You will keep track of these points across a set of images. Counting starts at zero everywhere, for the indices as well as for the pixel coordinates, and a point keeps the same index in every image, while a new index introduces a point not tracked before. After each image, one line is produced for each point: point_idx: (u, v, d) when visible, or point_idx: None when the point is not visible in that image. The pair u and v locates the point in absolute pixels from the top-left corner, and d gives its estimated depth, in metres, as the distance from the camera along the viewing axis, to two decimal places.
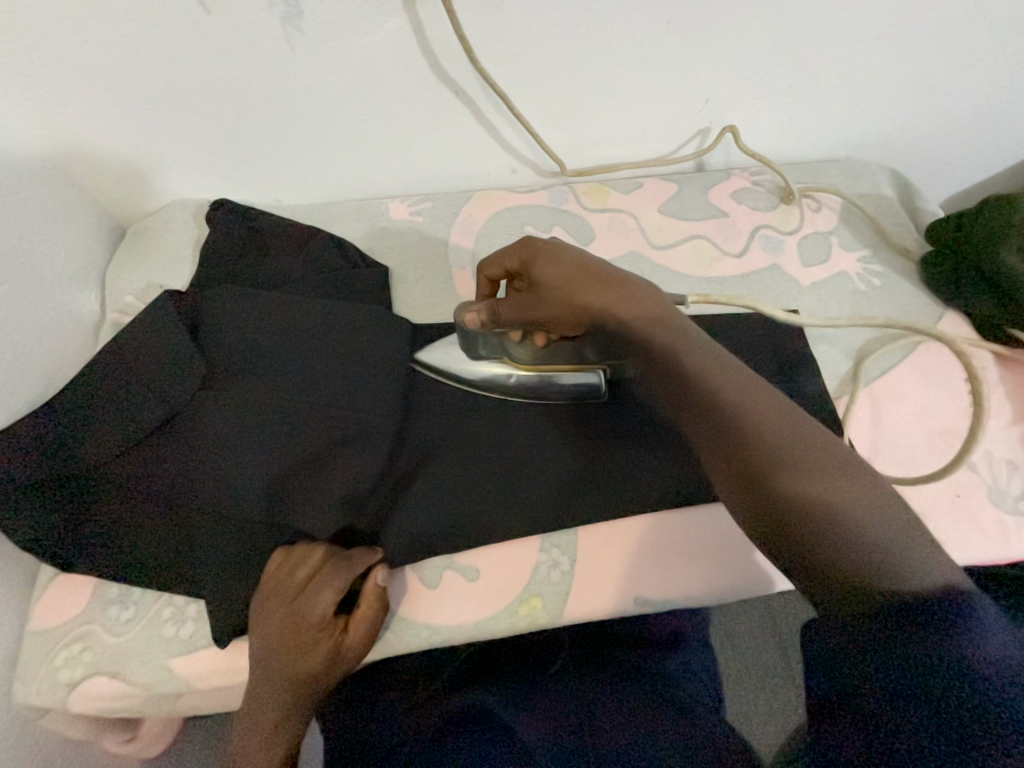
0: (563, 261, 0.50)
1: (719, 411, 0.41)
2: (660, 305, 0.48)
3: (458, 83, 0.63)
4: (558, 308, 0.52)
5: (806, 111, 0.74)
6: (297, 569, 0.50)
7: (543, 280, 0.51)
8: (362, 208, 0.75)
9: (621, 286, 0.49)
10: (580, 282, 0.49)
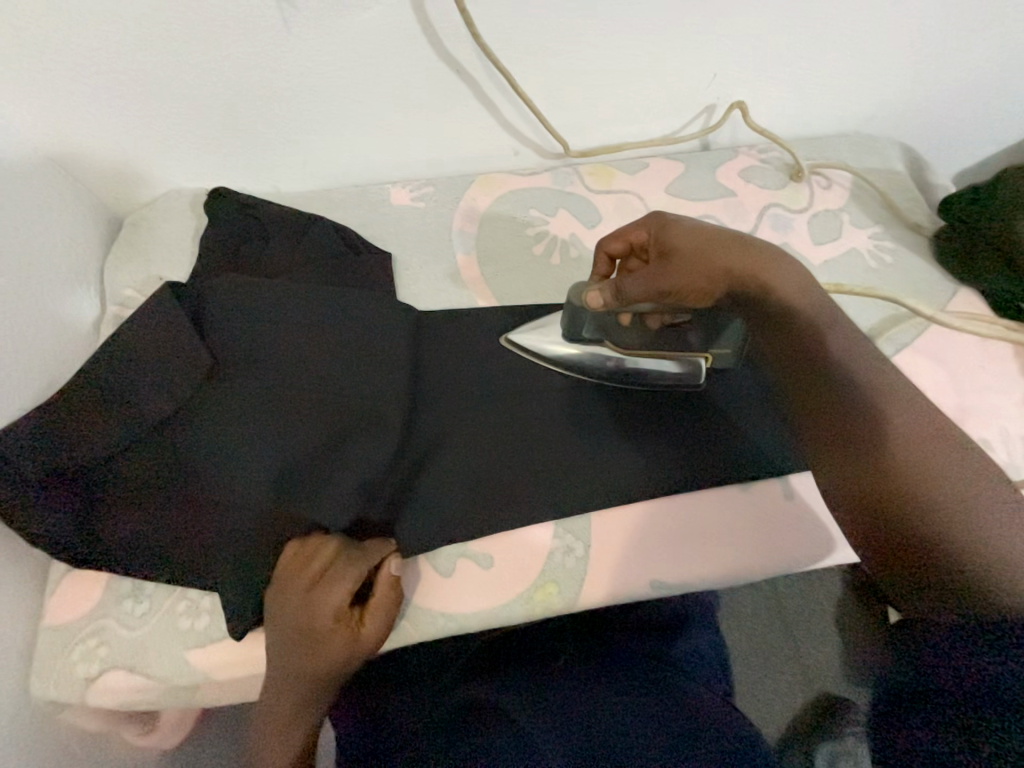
0: (706, 232, 0.50)
1: (860, 393, 0.42)
2: (808, 287, 0.46)
3: (458, 62, 0.61)
4: (693, 281, 0.50)
5: (816, 84, 0.72)
6: (312, 562, 0.49)
7: (675, 251, 0.51)
8: (362, 194, 0.73)
9: (769, 259, 0.47)
10: (721, 253, 0.48)
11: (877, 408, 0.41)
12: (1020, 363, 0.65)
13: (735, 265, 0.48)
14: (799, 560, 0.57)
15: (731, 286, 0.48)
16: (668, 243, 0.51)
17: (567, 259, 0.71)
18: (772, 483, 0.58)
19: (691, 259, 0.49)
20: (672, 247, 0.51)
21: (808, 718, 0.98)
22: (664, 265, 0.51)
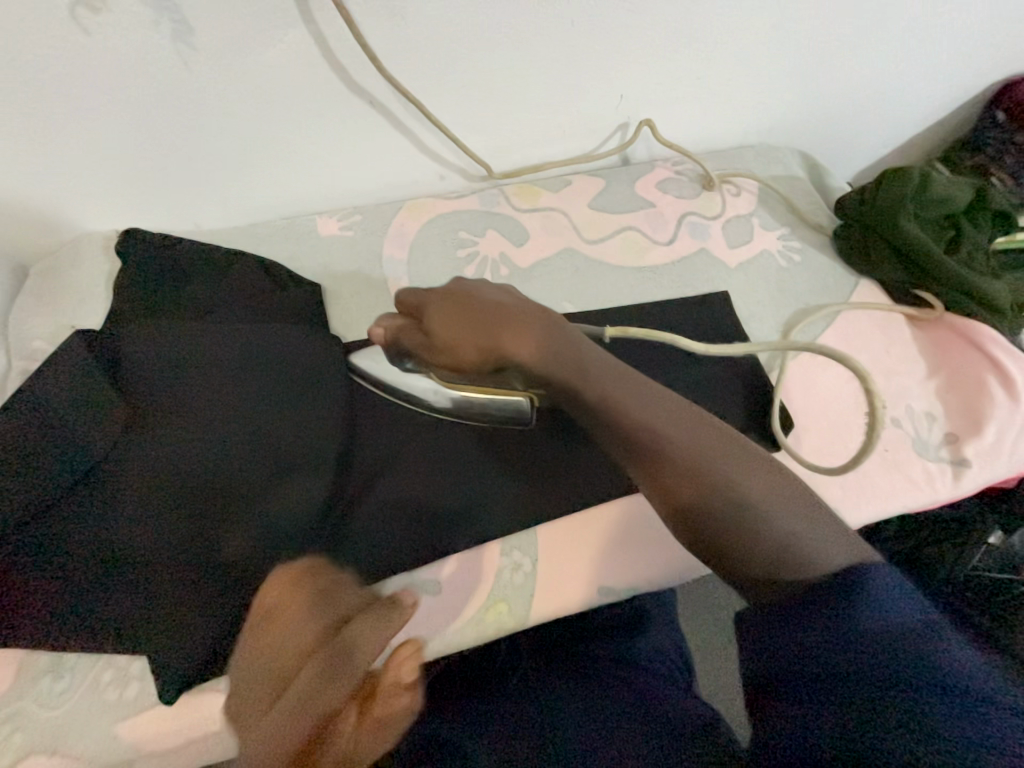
0: (461, 313, 0.46)
1: (647, 454, 0.42)
2: (546, 333, 0.46)
3: (371, 94, 0.62)
4: (456, 355, 0.47)
5: (717, 100, 0.77)
6: (313, 604, 0.37)
7: (439, 336, 0.47)
8: (288, 227, 0.73)
9: (512, 321, 0.46)
10: (462, 329, 0.46)
11: (672, 465, 0.41)
12: (920, 344, 0.70)
13: (480, 339, 0.46)
14: None
15: (515, 358, 0.46)
16: (427, 320, 0.47)
17: (498, 279, 0.72)
18: None
19: (461, 343, 0.46)
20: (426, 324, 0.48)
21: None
22: (433, 346, 0.48)
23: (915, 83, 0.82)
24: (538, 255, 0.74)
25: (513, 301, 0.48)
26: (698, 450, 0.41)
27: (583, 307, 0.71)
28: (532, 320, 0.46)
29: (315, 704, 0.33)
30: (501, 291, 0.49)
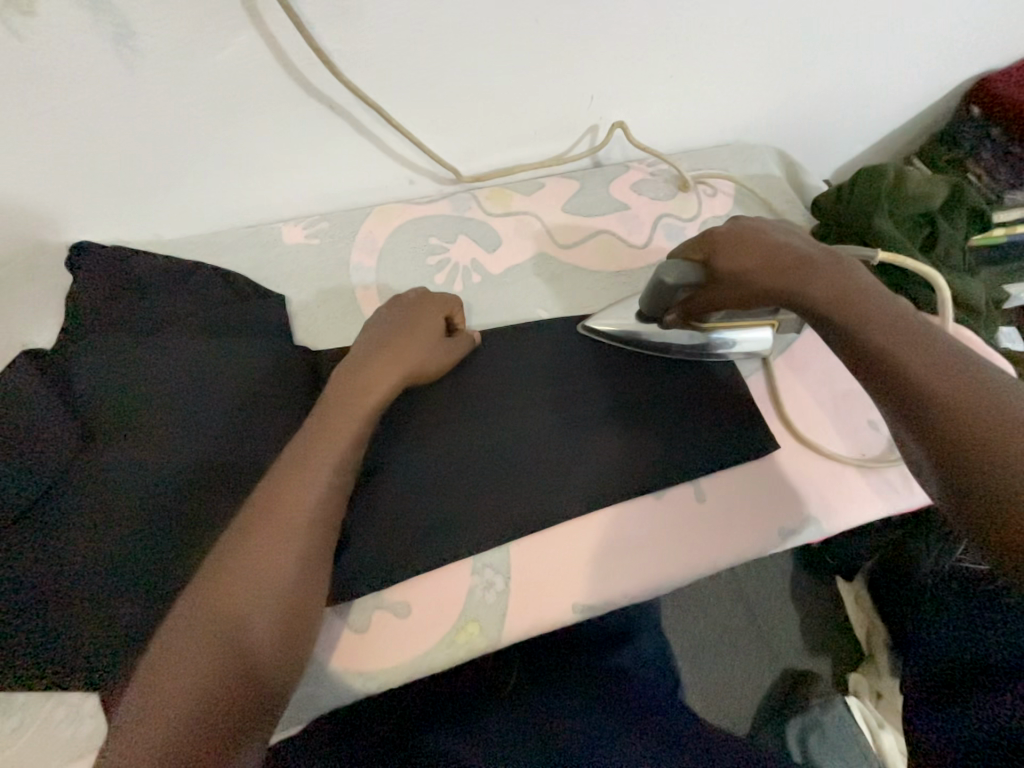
0: (757, 244, 0.55)
1: (885, 366, 0.45)
2: (838, 272, 0.51)
3: (330, 97, 0.60)
4: (747, 292, 0.55)
5: (691, 99, 0.76)
6: (387, 310, 0.61)
7: (735, 266, 0.55)
8: (252, 235, 0.70)
9: (802, 263, 0.52)
10: (767, 269, 0.53)
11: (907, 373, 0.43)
12: None
13: (774, 276, 0.53)
14: (724, 562, 0.57)
15: (776, 286, 0.53)
16: (723, 255, 0.56)
17: (471, 285, 0.71)
18: (683, 488, 0.59)
19: (748, 273, 0.55)
20: (717, 267, 0.56)
21: (775, 699, 1.01)
22: (710, 284, 0.57)
23: (891, 79, 0.82)
24: (511, 260, 0.73)
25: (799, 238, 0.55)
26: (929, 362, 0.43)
27: (557, 312, 0.70)
28: (805, 250, 0.53)
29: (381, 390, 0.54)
30: (783, 228, 0.57)
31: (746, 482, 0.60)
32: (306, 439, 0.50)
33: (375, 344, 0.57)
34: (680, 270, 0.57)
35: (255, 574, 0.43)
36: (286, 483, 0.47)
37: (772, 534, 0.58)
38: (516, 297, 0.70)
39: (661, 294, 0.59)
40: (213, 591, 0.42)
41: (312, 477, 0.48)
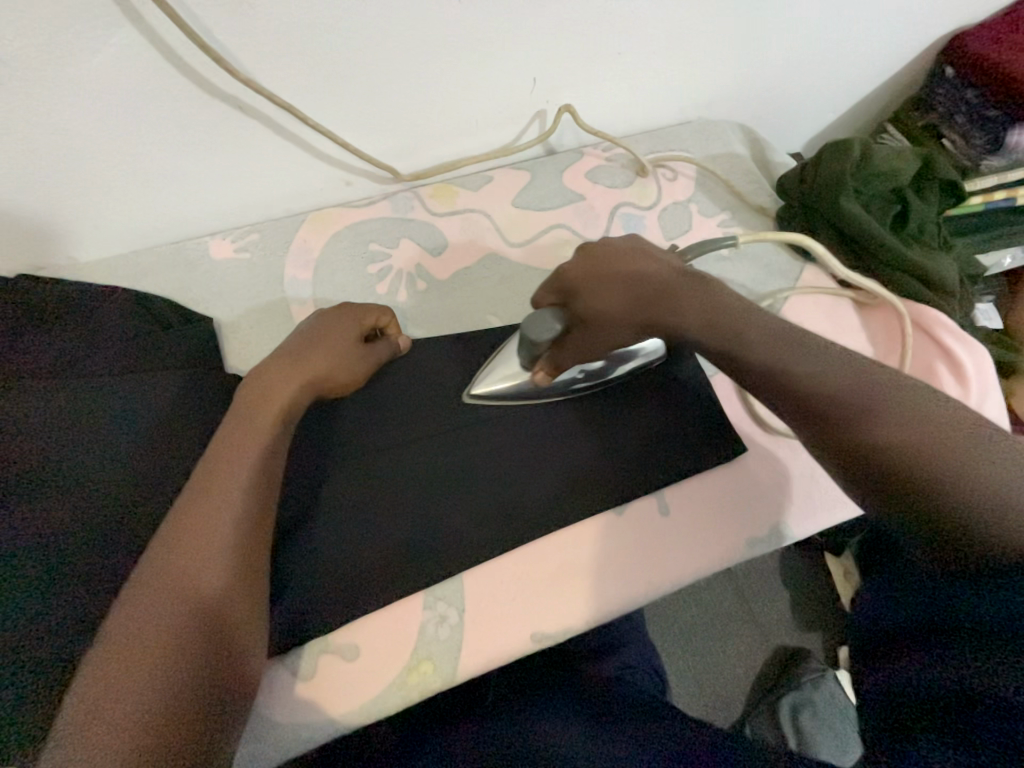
0: (611, 282, 0.50)
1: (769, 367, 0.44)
2: (691, 281, 0.49)
3: (237, 97, 0.55)
4: (618, 335, 0.51)
5: (643, 75, 0.70)
6: (300, 328, 0.56)
7: (594, 311, 0.51)
8: (176, 252, 0.65)
9: (660, 279, 0.49)
10: (639, 305, 0.49)
11: (803, 381, 0.42)
12: (868, 331, 0.66)
13: (647, 307, 0.49)
14: (689, 577, 0.54)
15: (639, 321, 0.50)
16: (582, 299, 0.51)
17: (416, 294, 0.66)
18: (645, 501, 0.56)
19: (609, 316, 0.50)
20: (587, 310, 0.51)
21: (764, 680, 1.00)
22: (577, 331, 0.52)
23: (858, 42, 0.76)
24: (460, 263, 0.68)
25: (655, 259, 0.51)
26: (834, 366, 0.43)
27: (509, 317, 0.66)
28: (665, 275, 0.50)
29: (284, 396, 0.51)
30: (633, 250, 0.52)
31: (712, 491, 0.57)
32: (220, 439, 0.47)
33: (281, 357, 0.53)
34: (547, 326, 0.51)
35: (190, 575, 0.41)
36: (208, 482, 0.45)
37: (738, 544, 0.55)
38: (466, 304, 0.66)
39: (532, 351, 0.53)
40: (147, 597, 0.39)
41: (239, 473, 0.46)
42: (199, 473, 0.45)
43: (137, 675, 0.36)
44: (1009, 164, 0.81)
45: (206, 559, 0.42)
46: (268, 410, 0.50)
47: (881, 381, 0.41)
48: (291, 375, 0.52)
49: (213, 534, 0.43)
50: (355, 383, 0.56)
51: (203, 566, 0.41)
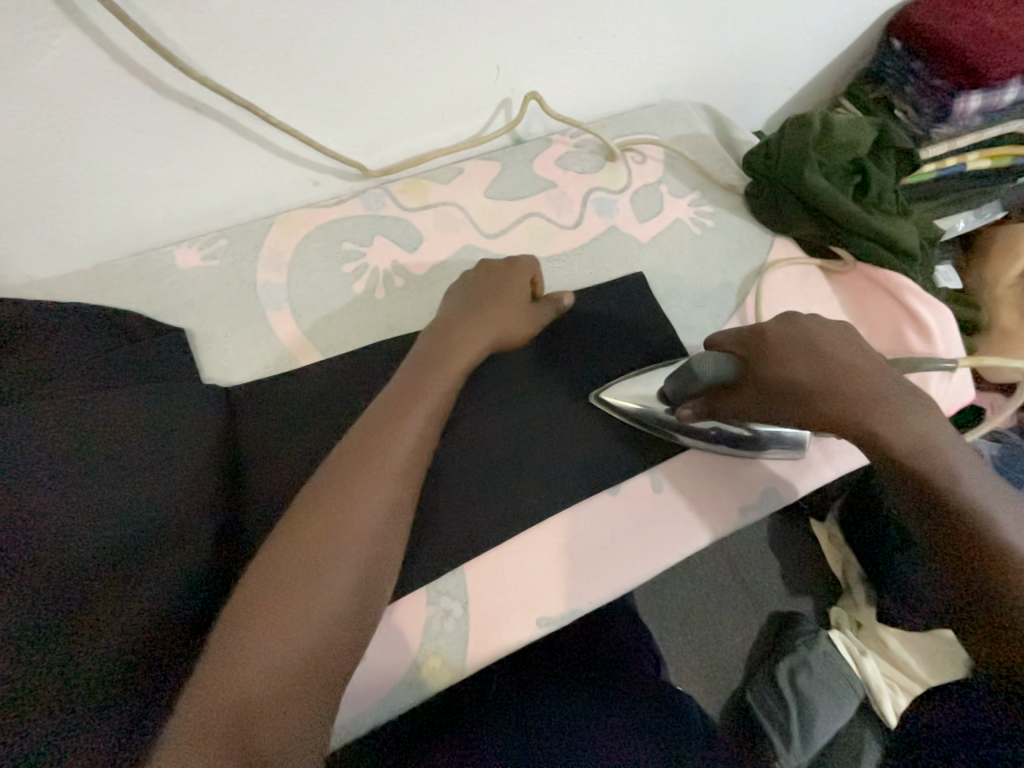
0: (807, 352, 0.50)
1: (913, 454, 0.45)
2: (884, 376, 0.49)
3: (195, 98, 0.53)
4: (790, 400, 0.50)
5: (606, 58, 0.70)
6: (485, 275, 0.60)
7: (782, 374, 0.50)
8: (141, 264, 0.63)
9: (857, 366, 0.50)
10: (833, 377, 0.49)
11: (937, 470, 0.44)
12: (840, 298, 0.69)
13: (841, 389, 0.48)
14: (685, 550, 0.56)
15: (815, 397, 0.49)
16: (769, 361, 0.51)
17: (394, 291, 0.65)
18: (633, 482, 0.57)
19: (790, 382, 0.50)
20: (767, 369, 0.51)
21: (763, 642, 1.03)
22: (747, 386, 0.52)
23: (809, 19, 0.78)
24: (436, 257, 0.67)
25: (870, 357, 0.51)
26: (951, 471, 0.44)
27: None
28: (860, 368, 0.50)
29: (439, 383, 0.52)
30: (841, 336, 0.52)
31: (699, 465, 0.58)
32: (376, 409, 0.50)
33: (463, 306, 0.58)
34: (714, 367, 0.52)
35: (353, 510, 0.44)
36: (388, 419, 0.49)
37: (731, 514, 0.57)
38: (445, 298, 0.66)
39: (688, 387, 0.54)
40: (310, 525, 0.43)
41: (425, 405, 0.50)
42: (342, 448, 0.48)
43: (297, 589, 0.40)
44: (956, 131, 0.83)
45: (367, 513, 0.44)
46: (448, 372, 0.53)
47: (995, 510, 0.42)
48: (477, 334, 0.56)
49: (374, 487, 0.45)
50: (530, 329, 0.59)
51: (359, 522, 0.44)
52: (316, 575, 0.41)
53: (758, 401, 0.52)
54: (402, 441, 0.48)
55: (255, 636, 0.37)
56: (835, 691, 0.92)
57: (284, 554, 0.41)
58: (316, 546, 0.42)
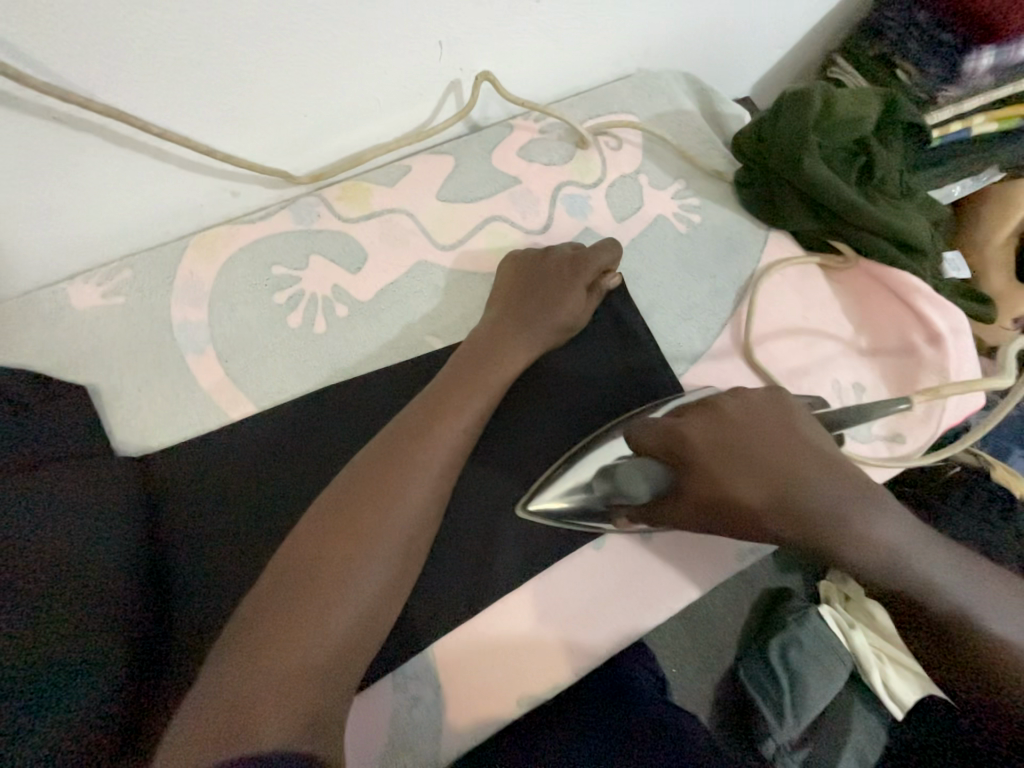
0: (747, 466, 0.43)
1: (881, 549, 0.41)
2: (835, 462, 0.43)
3: (49, 106, 0.42)
4: (730, 519, 0.44)
5: (572, 23, 0.59)
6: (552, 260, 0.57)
7: (725, 495, 0.44)
8: (25, 306, 0.52)
9: (812, 458, 0.43)
10: (781, 483, 0.42)
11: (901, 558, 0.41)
12: (842, 300, 0.62)
13: (791, 498, 0.42)
14: (679, 600, 0.51)
15: (763, 522, 0.43)
16: (704, 471, 0.44)
17: (336, 321, 0.56)
18: (622, 527, 0.52)
19: (732, 505, 0.43)
20: (700, 490, 0.44)
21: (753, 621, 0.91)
22: (681, 503, 0.45)
23: None
24: (383, 277, 0.58)
25: (817, 450, 0.43)
26: (913, 555, 0.42)
27: (451, 336, 0.57)
28: (807, 464, 0.43)
29: (496, 373, 0.50)
30: (779, 431, 0.44)
31: None
32: (424, 397, 0.48)
33: (525, 294, 0.55)
34: (647, 485, 0.45)
35: (397, 494, 0.43)
36: (437, 403, 0.48)
37: (726, 558, 0.52)
38: (397, 326, 0.57)
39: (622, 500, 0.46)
40: (356, 510, 0.42)
41: (475, 395, 0.49)
42: (387, 430, 0.46)
43: (347, 585, 0.39)
44: (966, 93, 0.74)
45: (408, 501, 0.43)
46: (495, 368, 0.51)
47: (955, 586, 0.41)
48: (534, 327, 0.54)
49: (416, 473, 0.44)
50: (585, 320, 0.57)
51: (402, 504, 0.43)
52: (365, 565, 0.40)
53: (695, 518, 0.46)
54: (452, 426, 0.47)
55: (304, 627, 0.37)
56: (825, 664, 0.81)
57: (320, 547, 0.40)
58: (357, 536, 0.41)
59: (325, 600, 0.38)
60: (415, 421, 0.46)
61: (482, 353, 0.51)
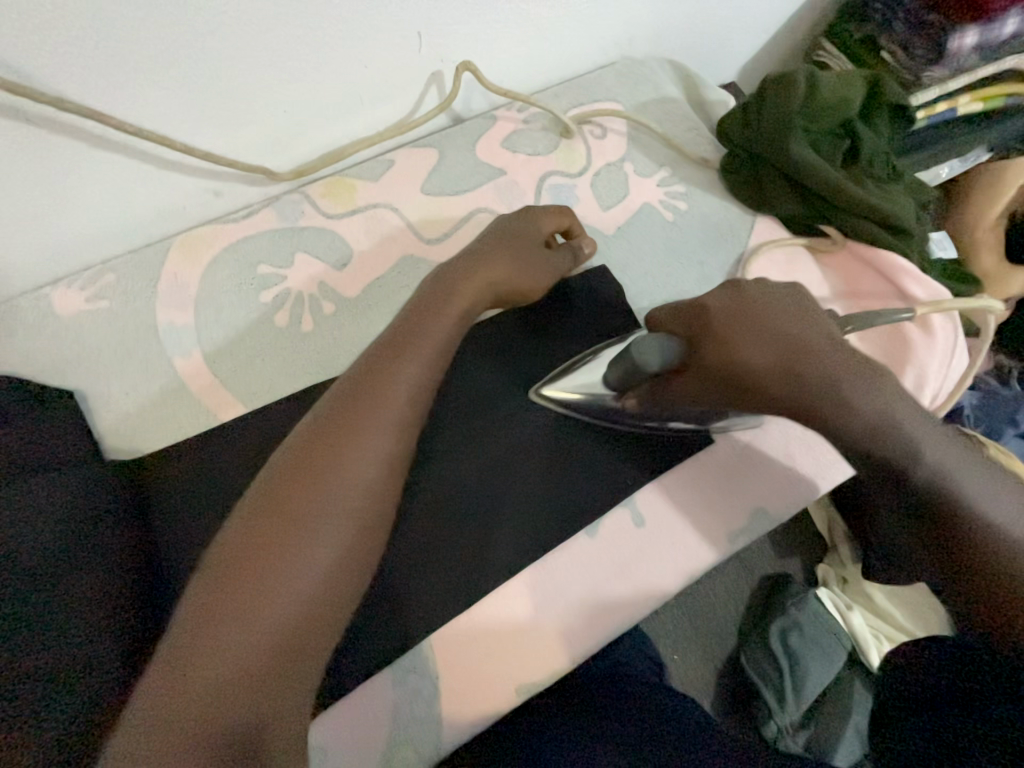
0: (758, 334, 0.46)
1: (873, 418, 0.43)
2: (836, 340, 0.46)
3: (18, 105, 0.41)
4: (732, 385, 0.46)
5: (552, 11, 0.58)
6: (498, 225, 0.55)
7: (731, 360, 0.45)
8: (7, 314, 0.52)
9: (818, 332, 0.46)
10: (785, 351, 0.45)
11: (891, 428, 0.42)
12: (832, 282, 0.62)
13: (800, 366, 0.44)
14: (674, 583, 0.51)
15: (766, 383, 0.45)
16: (715, 339, 0.46)
17: (323, 318, 0.56)
18: (616, 513, 0.52)
19: (741, 366, 0.45)
20: (710, 356, 0.46)
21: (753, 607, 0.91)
22: (689, 373, 0.47)
23: None
24: (370, 273, 0.58)
25: (821, 327, 0.47)
26: (906, 432, 0.42)
27: None
28: (811, 336, 0.46)
29: (441, 332, 0.46)
30: (792, 306, 0.48)
31: (684, 488, 0.53)
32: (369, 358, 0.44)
33: (473, 257, 0.52)
34: (660, 355, 0.44)
35: (339, 472, 0.39)
36: (375, 369, 0.43)
37: (720, 541, 0.53)
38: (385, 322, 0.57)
39: (631, 377, 0.46)
40: (296, 487, 0.39)
41: (419, 358, 0.44)
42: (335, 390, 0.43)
43: (288, 568, 0.36)
44: (950, 72, 0.74)
45: (350, 477, 0.40)
46: (439, 324, 0.47)
47: (946, 465, 0.41)
48: (479, 283, 0.50)
49: (361, 443, 0.40)
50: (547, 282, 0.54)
51: (342, 480, 0.39)
52: (310, 541, 0.37)
53: (700, 388, 0.47)
54: (395, 394, 0.42)
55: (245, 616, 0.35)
56: (824, 648, 0.82)
57: (257, 528, 0.37)
58: (295, 512, 0.38)
59: (264, 582, 0.36)
60: (357, 382, 0.43)
61: (428, 311, 0.48)
